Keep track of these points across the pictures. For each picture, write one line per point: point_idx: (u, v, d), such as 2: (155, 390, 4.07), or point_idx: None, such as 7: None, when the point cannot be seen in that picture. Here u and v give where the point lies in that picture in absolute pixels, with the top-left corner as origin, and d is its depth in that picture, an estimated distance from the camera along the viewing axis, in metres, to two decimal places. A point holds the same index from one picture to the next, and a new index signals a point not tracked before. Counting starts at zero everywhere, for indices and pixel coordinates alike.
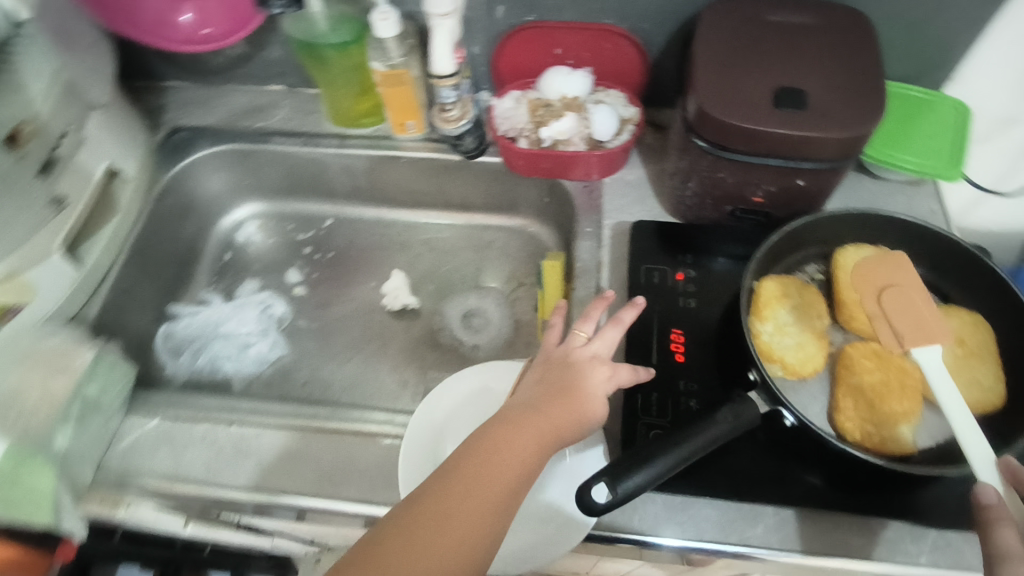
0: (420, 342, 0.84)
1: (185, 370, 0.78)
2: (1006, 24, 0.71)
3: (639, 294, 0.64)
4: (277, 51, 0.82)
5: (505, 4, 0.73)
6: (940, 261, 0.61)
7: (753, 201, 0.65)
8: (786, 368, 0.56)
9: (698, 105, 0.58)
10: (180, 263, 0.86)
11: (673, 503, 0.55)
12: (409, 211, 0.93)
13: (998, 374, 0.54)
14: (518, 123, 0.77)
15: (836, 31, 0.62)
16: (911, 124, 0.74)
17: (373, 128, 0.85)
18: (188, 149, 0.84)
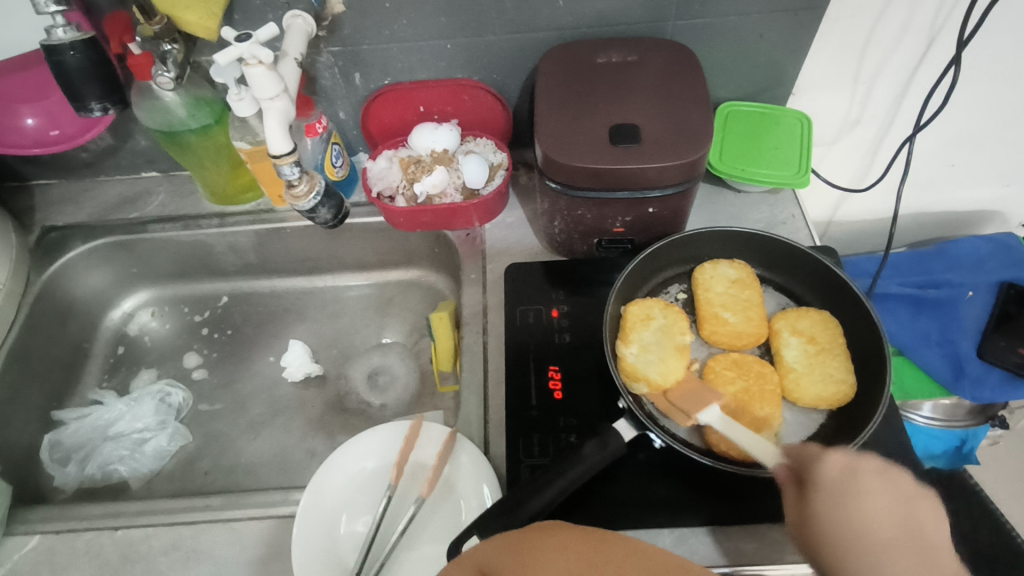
0: (327, 409, 0.82)
1: (73, 479, 0.74)
2: (822, 44, 0.76)
3: (516, 336, 0.65)
4: (143, 140, 0.82)
5: (360, 71, 0.75)
6: (786, 265, 0.65)
7: (614, 231, 0.67)
8: (651, 386, 0.57)
9: (542, 150, 0.60)
10: (68, 364, 0.84)
11: None
12: (306, 278, 0.93)
13: (849, 366, 0.57)
14: (392, 182, 0.79)
15: (661, 67, 0.66)
16: (759, 139, 0.79)
17: (255, 203, 0.85)
18: (62, 248, 0.82)
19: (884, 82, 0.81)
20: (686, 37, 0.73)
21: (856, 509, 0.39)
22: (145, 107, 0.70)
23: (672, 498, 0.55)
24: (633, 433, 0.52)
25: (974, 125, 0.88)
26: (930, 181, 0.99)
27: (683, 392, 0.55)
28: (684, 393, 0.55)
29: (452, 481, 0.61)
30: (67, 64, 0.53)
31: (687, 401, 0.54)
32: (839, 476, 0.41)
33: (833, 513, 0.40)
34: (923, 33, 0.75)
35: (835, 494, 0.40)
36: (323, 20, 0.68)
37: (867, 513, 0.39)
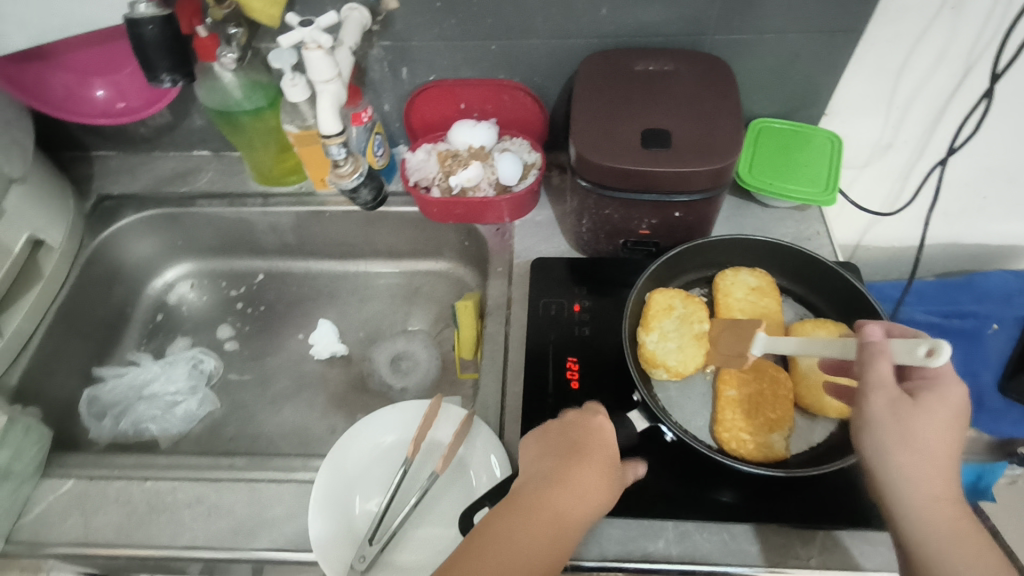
0: (349, 388, 0.85)
1: (107, 433, 0.78)
2: (858, 66, 0.77)
3: (538, 326, 0.67)
4: (199, 120, 0.87)
5: (407, 66, 0.79)
6: (811, 279, 0.66)
7: (640, 233, 0.69)
8: (670, 372, 0.59)
9: (576, 150, 0.63)
10: (111, 325, 0.88)
11: None
12: (339, 263, 0.97)
13: (862, 378, 0.58)
14: (429, 173, 0.82)
15: (698, 77, 0.68)
16: (789, 156, 0.81)
17: (298, 185, 0.89)
18: (114, 216, 0.87)
19: (918, 109, 0.82)
20: (723, 53, 0.76)
21: (928, 429, 0.44)
22: (205, 87, 0.75)
23: (680, 493, 0.57)
24: (645, 425, 0.55)
25: (1008, 158, 0.89)
26: (961, 212, 0.99)
27: (729, 339, 0.60)
28: (732, 337, 0.60)
29: (466, 460, 0.63)
30: (146, 37, 0.57)
31: (734, 346, 0.59)
32: (926, 415, 0.45)
33: (924, 417, 0.44)
34: (959, 63, 0.76)
35: (911, 407, 0.45)
36: (376, 15, 0.72)
37: (929, 460, 0.44)
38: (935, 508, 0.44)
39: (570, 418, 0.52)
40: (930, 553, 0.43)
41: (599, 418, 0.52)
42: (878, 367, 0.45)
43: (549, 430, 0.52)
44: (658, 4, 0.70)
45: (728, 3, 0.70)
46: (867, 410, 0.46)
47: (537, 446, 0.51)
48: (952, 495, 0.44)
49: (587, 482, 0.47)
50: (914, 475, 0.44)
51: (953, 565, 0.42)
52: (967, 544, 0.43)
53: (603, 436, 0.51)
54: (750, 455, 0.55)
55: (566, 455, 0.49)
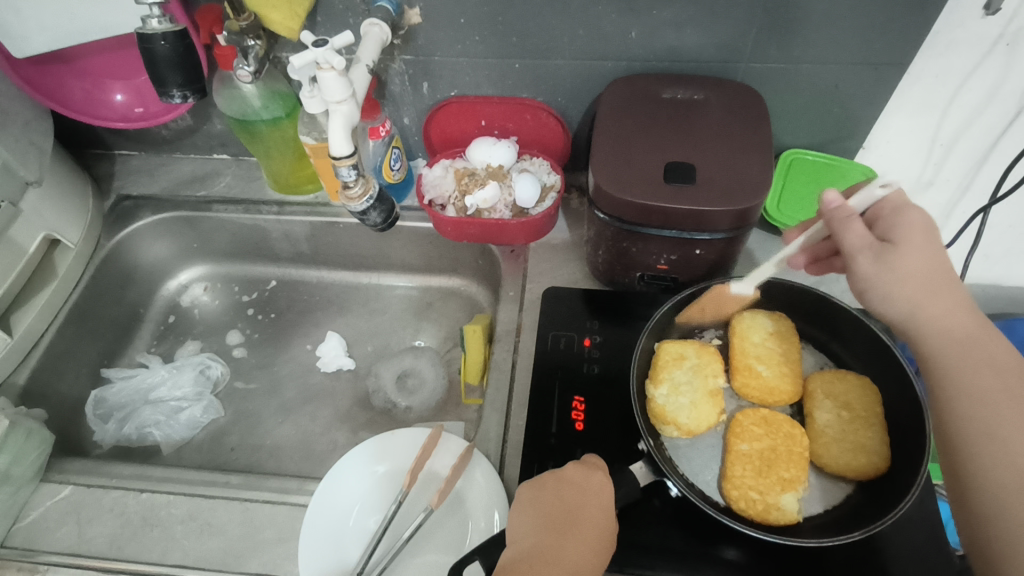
0: (353, 403, 0.84)
1: (111, 436, 0.78)
2: (902, 100, 0.73)
3: (545, 360, 0.65)
4: (219, 125, 0.86)
5: (428, 81, 0.77)
6: (836, 327, 0.62)
7: (658, 268, 0.66)
8: (681, 430, 0.56)
9: (595, 181, 0.61)
10: (123, 326, 0.88)
11: None
12: (352, 273, 0.95)
13: (886, 437, 0.55)
14: (445, 191, 0.80)
15: (727, 108, 0.65)
16: (822, 191, 0.77)
17: (314, 195, 0.88)
18: (132, 217, 0.87)
19: (964, 148, 0.77)
20: (758, 81, 0.72)
21: (932, 261, 0.48)
22: (224, 95, 0.75)
23: (685, 550, 0.54)
24: (649, 478, 0.52)
25: None
26: (1004, 254, 0.93)
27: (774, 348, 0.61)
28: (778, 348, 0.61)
29: (463, 495, 0.61)
30: (156, 52, 0.56)
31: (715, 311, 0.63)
32: (912, 247, 0.49)
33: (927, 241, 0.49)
34: (1012, 101, 0.71)
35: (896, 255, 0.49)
36: (398, 29, 0.70)
37: (947, 309, 0.48)
38: (963, 356, 0.47)
39: (568, 476, 0.49)
40: (956, 399, 0.46)
41: (598, 481, 0.49)
42: (847, 230, 0.51)
43: (544, 487, 0.49)
44: (691, 28, 0.67)
45: (765, 30, 0.67)
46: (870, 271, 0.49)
47: (530, 509, 0.48)
48: (960, 325, 0.47)
49: (581, 558, 0.44)
50: (927, 323, 0.48)
51: (977, 410, 0.45)
52: (992, 377, 0.46)
53: (600, 499, 0.48)
54: (760, 516, 0.51)
55: (560, 526, 0.46)
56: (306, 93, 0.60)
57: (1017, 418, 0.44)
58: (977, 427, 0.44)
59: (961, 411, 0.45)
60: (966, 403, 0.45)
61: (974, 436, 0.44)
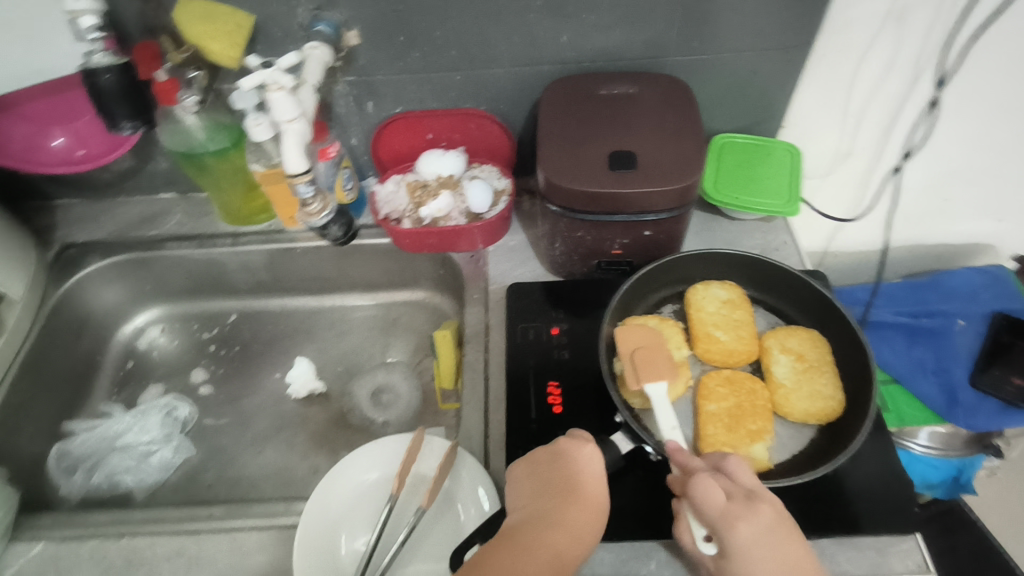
0: (330, 425, 0.84)
1: (79, 488, 0.76)
2: (813, 79, 0.80)
3: (515, 352, 0.67)
4: (164, 162, 0.86)
5: (373, 100, 0.79)
6: (780, 289, 0.67)
7: (613, 253, 0.70)
8: (651, 400, 0.60)
9: (545, 176, 0.64)
10: (79, 378, 0.85)
11: None
12: (314, 297, 0.95)
13: (836, 383, 0.59)
14: (399, 206, 0.82)
15: (658, 98, 0.70)
16: (752, 170, 0.83)
17: (267, 224, 0.88)
18: (79, 264, 0.85)
19: (872, 119, 0.85)
20: (683, 73, 0.77)
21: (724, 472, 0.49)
22: (168, 131, 0.75)
23: (671, 511, 0.57)
24: (630, 446, 0.55)
25: (961, 161, 0.92)
26: (922, 214, 1.02)
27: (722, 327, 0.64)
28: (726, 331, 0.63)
29: (453, 493, 0.61)
30: (101, 85, 0.62)
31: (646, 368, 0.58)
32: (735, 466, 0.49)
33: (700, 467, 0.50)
34: (907, 72, 0.78)
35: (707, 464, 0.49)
36: (339, 51, 0.72)
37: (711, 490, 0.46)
38: (733, 502, 0.46)
39: (561, 449, 0.52)
40: (736, 538, 0.44)
41: (589, 451, 0.51)
42: (696, 484, 0.47)
43: (539, 462, 0.51)
44: (618, 29, 0.72)
45: (685, 25, 0.72)
46: (708, 498, 0.46)
47: (528, 482, 0.50)
48: (748, 514, 0.45)
49: (580, 519, 0.46)
50: (727, 519, 0.45)
51: (752, 548, 0.44)
52: (768, 538, 0.45)
53: (593, 469, 0.50)
54: None
55: (559, 492, 0.48)
56: (252, 120, 0.61)
57: (773, 556, 0.44)
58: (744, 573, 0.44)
59: (734, 554, 0.44)
60: (740, 551, 0.44)
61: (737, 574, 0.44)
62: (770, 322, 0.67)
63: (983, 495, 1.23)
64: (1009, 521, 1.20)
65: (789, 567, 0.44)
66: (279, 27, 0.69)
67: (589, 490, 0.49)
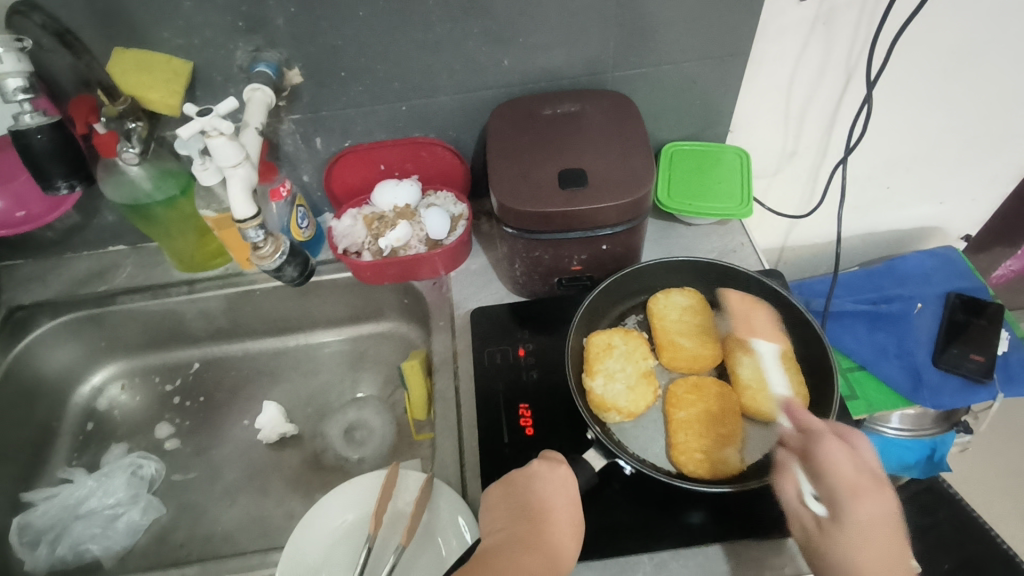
0: (304, 468, 0.82)
1: (42, 562, 0.72)
2: (752, 84, 0.82)
3: (483, 377, 0.67)
4: (111, 215, 0.84)
5: (321, 136, 0.79)
6: (738, 290, 0.68)
7: (573, 269, 0.70)
8: (623, 413, 0.60)
9: (498, 200, 0.64)
10: (36, 445, 0.82)
11: None
12: (278, 337, 0.94)
13: (799, 379, 0.60)
14: (357, 239, 0.81)
15: (602, 113, 0.71)
16: (702, 175, 0.84)
17: (223, 268, 0.86)
18: (28, 327, 0.82)
19: (812, 117, 0.87)
20: (625, 86, 0.79)
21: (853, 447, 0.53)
22: (111, 183, 0.73)
23: (651, 523, 0.57)
24: (602, 462, 0.54)
25: (900, 150, 0.95)
26: (870, 203, 1.05)
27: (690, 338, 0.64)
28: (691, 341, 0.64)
29: (432, 527, 0.60)
30: (34, 146, 0.58)
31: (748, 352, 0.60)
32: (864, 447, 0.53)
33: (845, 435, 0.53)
34: (840, 71, 0.81)
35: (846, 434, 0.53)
36: (282, 91, 0.71)
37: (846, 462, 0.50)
38: (859, 476, 0.50)
39: (536, 470, 0.51)
40: (853, 512, 0.49)
41: (563, 472, 0.50)
42: (829, 445, 0.51)
43: (513, 484, 0.50)
44: (558, 49, 0.73)
45: (623, 41, 0.73)
46: (838, 467, 0.50)
47: (504, 503, 0.49)
48: (873, 487, 0.50)
49: (555, 543, 0.46)
50: (852, 484, 0.50)
51: (860, 524, 0.49)
52: (882, 527, 0.49)
53: (568, 489, 0.50)
54: (709, 473, 0.55)
55: (535, 514, 0.48)
56: (198, 166, 0.60)
57: (880, 542, 0.48)
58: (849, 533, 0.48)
59: (846, 513, 0.49)
60: (854, 513, 0.49)
61: (840, 543, 0.49)
62: (732, 324, 0.68)
63: (958, 470, 1.26)
64: (985, 493, 1.23)
65: (888, 554, 0.48)
66: (218, 71, 0.68)
67: (565, 511, 0.48)
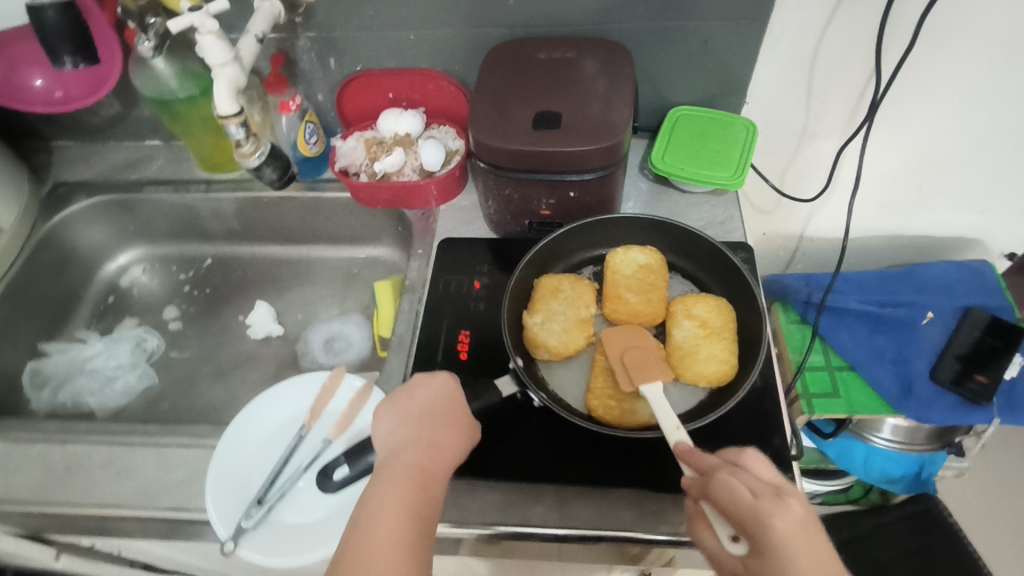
0: (283, 367, 0.89)
1: (46, 404, 0.83)
2: (770, 54, 0.79)
3: (438, 302, 0.70)
4: (147, 110, 0.91)
5: (334, 57, 0.82)
6: (700, 257, 0.67)
7: (542, 213, 0.72)
8: (551, 352, 0.62)
9: (472, 133, 0.66)
10: (61, 306, 0.93)
11: (460, 488, 0.59)
12: (284, 248, 1.00)
13: (733, 350, 0.60)
14: (355, 160, 0.85)
15: (597, 62, 0.71)
16: (704, 142, 0.82)
17: (239, 173, 0.93)
18: (66, 201, 0.91)
19: (835, 98, 0.83)
20: (635, 40, 0.78)
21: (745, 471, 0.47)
22: (141, 76, 0.80)
23: (559, 459, 0.59)
24: (513, 390, 0.57)
25: (934, 148, 0.89)
26: (899, 203, 1.00)
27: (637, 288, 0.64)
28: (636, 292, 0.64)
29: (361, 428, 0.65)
30: (42, 20, 0.62)
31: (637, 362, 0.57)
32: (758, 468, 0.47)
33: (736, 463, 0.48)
34: (869, 50, 0.77)
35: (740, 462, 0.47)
36: (297, 7, 0.75)
37: (734, 487, 0.44)
38: (756, 496, 0.43)
39: (416, 384, 0.55)
40: (767, 534, 0.41)
41: (444, 379, 0.56)
42: (724, 482, 0.44)
43: (397, 400, 0.54)
44: None
45: None
46: (732, 495, 0.43)
47: (392, 418, 0.53)
48: (777, 507, 0.42)
49: (448, 439, 0.52)
50: (758, 515, 0.42)
51: (784, 542, 0.40)
52: (805, 539, 0.40)
53: (451, 393, 0.55)
54: (616, 420, 0.57)
55: (425, 421, 0.53)
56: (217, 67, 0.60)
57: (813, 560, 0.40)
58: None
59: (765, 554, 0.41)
60: (773, 551, 0.40)
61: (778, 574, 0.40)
62: (688, 288, 0.68)
63: (958, 499, 1.20)
64: (983, 529, 1.17)
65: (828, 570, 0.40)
66: None
67: (451, 411, 0.54)
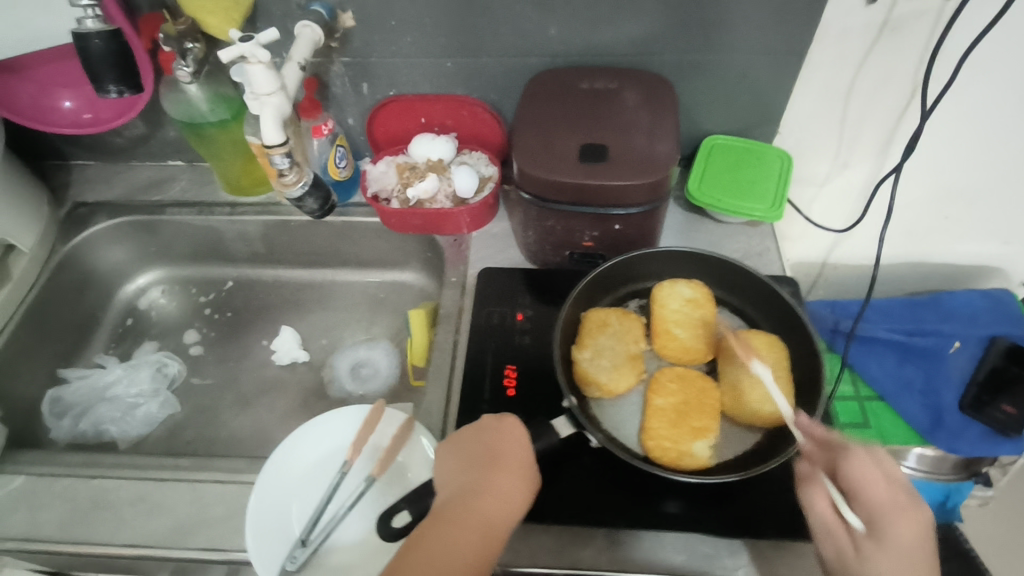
0: (308, 395, 0.87)
1: (66, 432, 0.81)
2: (807, 86, 0.79)
3: (480, 334, 0.69)
4: (172, 131, 0.90)
5: (368, 82, 0.81)
6: (746, 291, 0.67)
7: (584, 245, 0.71)
8: (602, 389, 0.61)
9: (517, 164, 0.65)
10: (79, 329, 0.90)
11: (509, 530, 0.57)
12: (308, 271, 0.99)
13: (788, 390, 0.59)
14: (387, 185, 0.84)
15: (640, 94, 0.70)
16: (739, 173, 0.82)
17: (265, 196, 0.91)
18: (86, 222, 0.90)
19: (869, 130, 0.83)
20: (673, 71, 0.77)
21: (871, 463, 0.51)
22: (171, 99, 0.78)
23: (610, 500, 0.58)
24: (570, 432, 0.55)
25: (963, 179, 0.90)
26: (924, 232, 1.00)
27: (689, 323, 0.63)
28: None
29: (405, 465, 0.63)
30: (91, 49, 0.62)
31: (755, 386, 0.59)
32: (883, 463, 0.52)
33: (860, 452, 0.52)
34: (906, 84, 0.77)
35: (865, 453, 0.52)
36: (335, 33, 0.74)
37: (872, 473, 0.48)
38: (889, 487, 0.48)
39: (485, 423, 0.54)
40: (894, 521, 0.47)
41: (511, 422, 0.54)
42: (861, 465, 0.49)
43: (464, 437, 0.54)
44: (608, 25, 0.73)
45: (674, 23, 0.72)
46: (871, 477, 0.48)
47: (455, 457, 0.53)
48: (915, 513, 0.47)
49: (507, 485, 0.50)
50: (891, 511, 0.47)
51: (903, 532, 0.47)
52: (916, 535, 0.47)
53: (516, 436, 0.53)
54: (673, 462, 0.56)
55: (485, 463, 0.51)
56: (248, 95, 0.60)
57: (916, 554, 0.46)
58: (888, 555, 0.46)
59: (887, 540, 0.47)
60: (893, 534, 0.46)
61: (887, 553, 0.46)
62: (734, 323, 0.67)
63: (977, 525, 1.20)
64: (1002, 556, 1.16)
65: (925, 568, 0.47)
66: (277, 6, 0.72)
67: (513, 456, 0.52)
